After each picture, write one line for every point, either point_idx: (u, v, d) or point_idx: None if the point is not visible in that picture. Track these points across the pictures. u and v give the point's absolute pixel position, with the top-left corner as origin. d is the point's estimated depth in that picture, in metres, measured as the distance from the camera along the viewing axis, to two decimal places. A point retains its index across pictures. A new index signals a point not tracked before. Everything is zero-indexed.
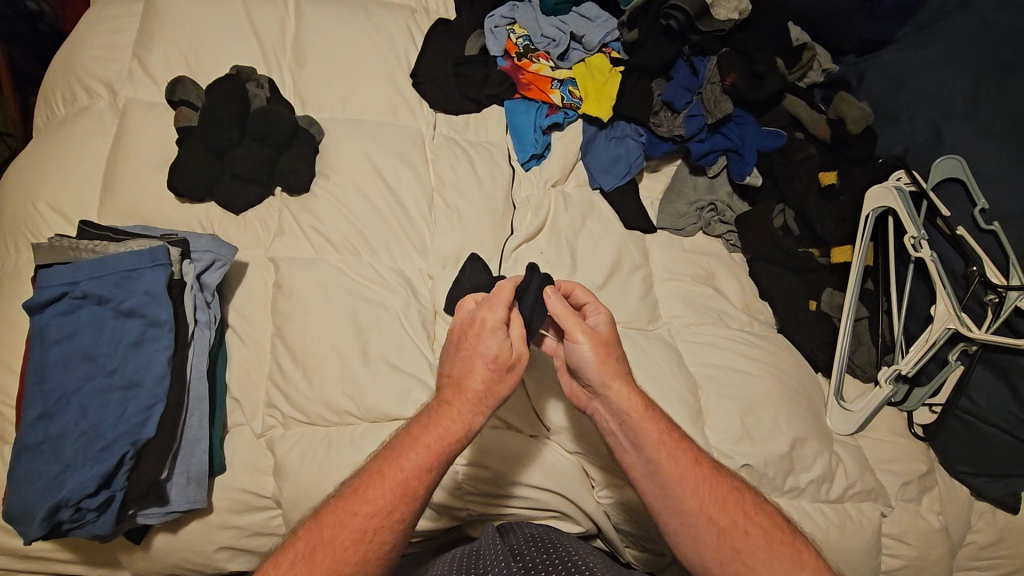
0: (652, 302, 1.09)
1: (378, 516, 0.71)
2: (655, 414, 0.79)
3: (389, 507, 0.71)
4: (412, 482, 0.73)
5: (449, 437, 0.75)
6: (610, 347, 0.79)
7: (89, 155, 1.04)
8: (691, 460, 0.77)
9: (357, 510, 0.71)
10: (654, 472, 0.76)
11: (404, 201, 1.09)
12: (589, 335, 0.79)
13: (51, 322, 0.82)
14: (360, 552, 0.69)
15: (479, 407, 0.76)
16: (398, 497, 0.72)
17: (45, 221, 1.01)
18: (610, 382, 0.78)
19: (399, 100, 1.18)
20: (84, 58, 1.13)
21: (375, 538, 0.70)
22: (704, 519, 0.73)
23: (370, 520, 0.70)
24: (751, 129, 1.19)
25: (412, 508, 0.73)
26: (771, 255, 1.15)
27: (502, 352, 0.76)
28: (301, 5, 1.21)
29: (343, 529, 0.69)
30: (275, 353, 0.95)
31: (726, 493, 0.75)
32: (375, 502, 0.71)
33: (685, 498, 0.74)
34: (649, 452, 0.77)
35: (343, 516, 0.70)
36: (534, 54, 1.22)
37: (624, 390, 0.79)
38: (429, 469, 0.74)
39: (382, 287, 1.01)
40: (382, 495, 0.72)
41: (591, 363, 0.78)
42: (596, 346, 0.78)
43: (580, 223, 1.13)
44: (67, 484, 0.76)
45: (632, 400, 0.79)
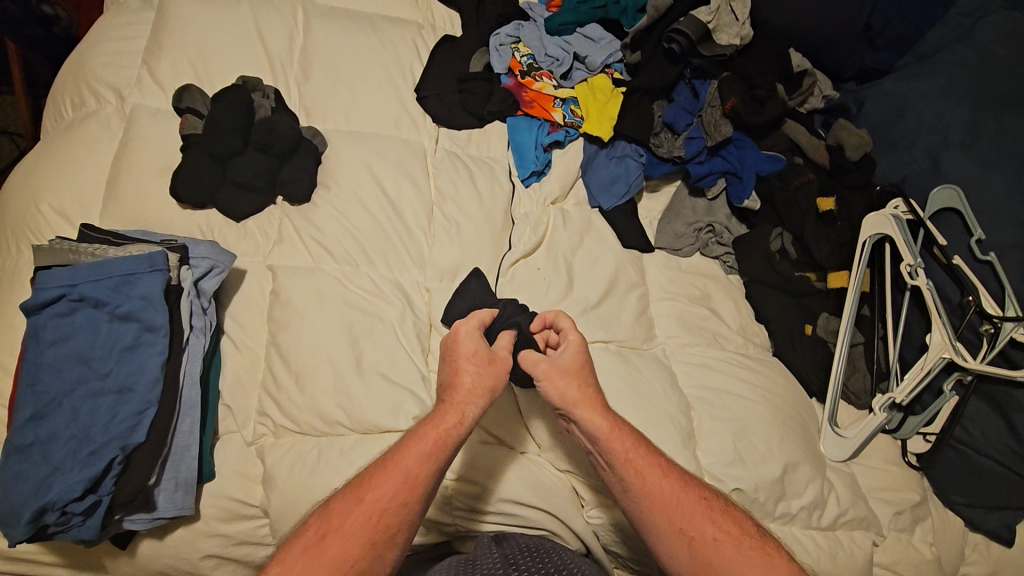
0: (647, 322, 1.09)
1: (383, 501, 0.72)
2: (626, 434, 0.82)
3: (393, 491, 0.73)
4: (416, 471, 0.75)
5: (451, 427, 0.79)
6: (578, 374, 0.86)
7: (94, 159, 1.06)
8: (661, 473, 0.80)
9: (363, 496, 0.72)
10: (627, 490, 0.80)
11: (403, 212, 1.10)
12: (546, 364, 0.86)
13: (47, 324, 0.83)
14: (365, 537, 0.70)
15: (470, 397, 0.82)
16: (401, 482, 0.74)
17: (47, 223, 1.02)
18: (577, 405, 0.83)
19: (403, 114, 1.20)
20: (95, 63, 1.15)
21: (383, 520, 0.71)
22: (676, 531, 0.76)
23: (374, 507, 0.72)
24: (751, 153, 1.20)
25: (417, 496, 0.74)
26: (767, 278, 1.15)
27: (480, 349, 0.85)
28: (310, 18, 1.24)
29: (352, 514, 0.71)
30: (270, 362, 0.95)
31: (694, 505, 0.77)
32: (379, 490, 0.73)
33: (654, 510, 0.77)
34: (620, 469, 0.80)
35: (349, 507, 0.71)
36: (537, 73, 1.24)
37: (592, 413, 0.83)
38: (434, 458, 0.77)
39: (379, 298, 1.01)
40: (387, 483, 0.74)
41: (552, 389, 0.85)
42: (563, 375, 0.85)
43: (578, 241, 1.14)
44: (54, 487, 0.76)
45: (601, 422, 0.82)
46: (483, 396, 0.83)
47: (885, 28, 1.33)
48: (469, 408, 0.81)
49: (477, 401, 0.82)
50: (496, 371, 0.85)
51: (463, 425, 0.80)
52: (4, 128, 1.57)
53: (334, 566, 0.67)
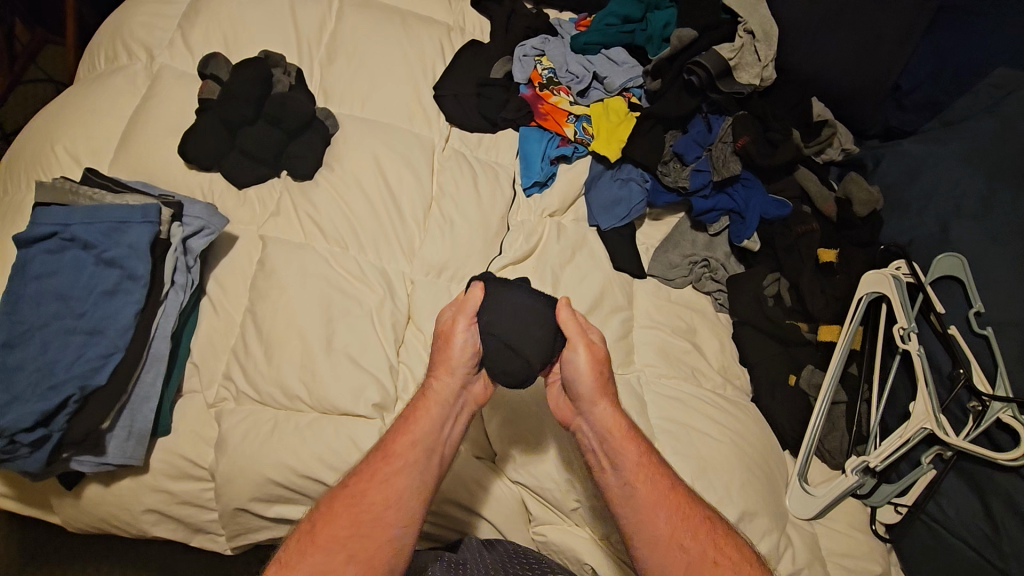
0: (627, 346, 1.07)
1: (365, 482, 0.77)
2: (637, 438, 0.84)
3: (372, 471, 0.78)
4: (392, 447, 0.80)
5: (423, 403, 0.83)
6: (603, 365, 0.84)
7: (115, 110, 1.10)
8: (666, 485, 0.81)
9: (347, 483, 0.78)
10: (629, 494, 0.80)
11: (400, 203, 1.11)
12: (573, 337, 0.84)
13: (36, 258, 0.86)
14: (351, 517, 0.75)
15: (439, 369, 0.83)
16: (378, 459, 0.79)
17: (58, 164, 1.05)
18: (596, 401, 0.83)
19: (417, 110, 1.22)
20: (133, 21, 1.20)
21: (365, 501, 0.76)
22: (675, 544, 0.77)
23: (356, 489, 0.77)
24: (757, 194, 1.18)
25: (399, 471, 0.78)
26: (756, 321, 1.13)
27: (449, 321, 0.84)
28: (344, 7, 1.28)
29: (336, 500, 0.77)
30: (244, 329, 0.96)
31: (697, 522, 0.78)
32: (363, 473, 0.78)
33: (656, 520, 0.78)
34: (625, 472, 0.81)
35: (336, 495, 0.77)
36: (556, 87, 1.26)
37: (609, 410, 0.84)
38: (406, 433, 0.81)
39: (362, 283, 1.02)
40: (367, 467, 0.79)
41: (577, 374, 0.83)
42: (592, 361, 0.83)
43: (569, 256, 1.12)
44: (9, 415, 0.77)
45: (616, 421, 0.83)
46: (443, 369, 0.83)
47: (913, 90, 1.31)
48: (438, 383, 0.83)
49: (443, 377, 0.83)
50: (450, 340, 0.83)
51: (433, 397, 0.82)
52: (50, 75, 1.70)
53: (322, 549, 0.72)
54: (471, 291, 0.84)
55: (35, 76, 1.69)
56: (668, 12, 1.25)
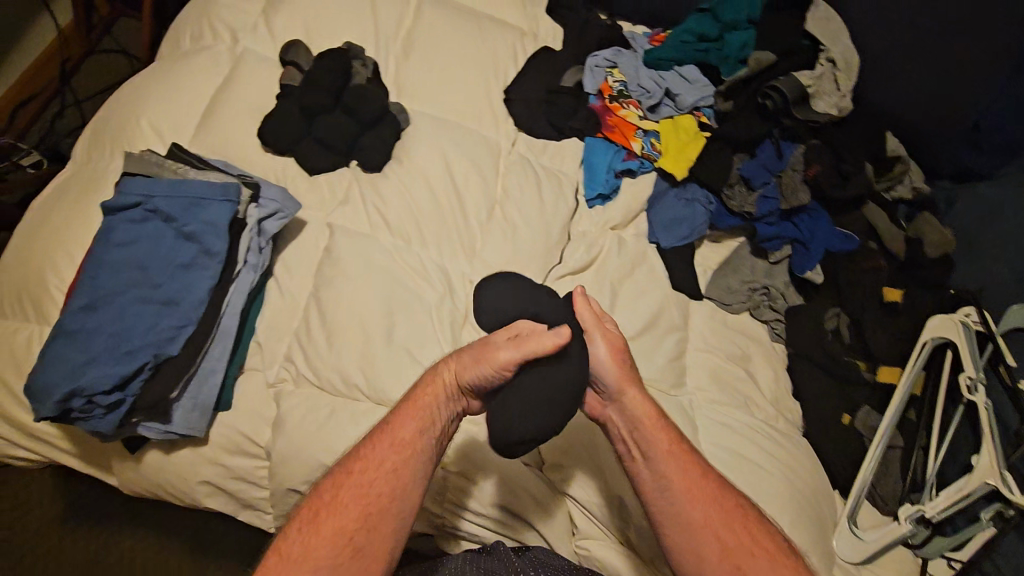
0: (681, 367, 1.05)
1: (373, 471, 0.76)
2: (667, 426, 0.83)
3: (380, 459, 0.76)
4: (403, 437, 0.78)
5: (430, 392, 0.81)
6: (623, 353, 0.85)
7: (198, 89, 1.13)
8: (700, 476, 0.80)
9: (351, 471, 0.76)
10: (661, 483, 0.79)
11: (465, 203, 1.12)
12: (592, 330, 0.85)
13: (120, 226, 0.89)
14: (359, 508, 0.74)
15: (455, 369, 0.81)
16: (387, 446, 0.77)
17: (142, 136, 1.09)
18: (624, 389, 0.83)
19: (486, 111, 1.23)
20: (220, 4, 1.23)
21: (371, 492, 0.74)
22: (711, 535, 0.76)
23: (364, 477, 0.75)
24: (824, 226, 1.16)
25: (408, 463, 0.76)
26: (813, 354, 1.11)
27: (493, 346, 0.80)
28: (422, 4, 1.29)
29: (342, 487, 0.75)
30: (307, 314, 0.98)
31: (735, 513, 0.77)
32: (370, 460, 0.76)
33: (691, 511, 0.77)
34: (656, 460, 0.80)
35: (339, 480, 0.76)
36: (625, 100, 1.25)
37: (639, 397, 0.83)
38: (415, 419, 0.79)
39: (424, 279, 1.03)
40: (372, 453, 0.77)
41: (600, 360, 0.84)
42: (611, 349, 0.85)
43: (629, 271, 1.11)
44: (85, 376, 0.80)
45: (644, 407, 0.83)
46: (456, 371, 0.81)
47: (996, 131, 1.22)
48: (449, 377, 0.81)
49: (449, 370, 0.81)
50: (485, 360, 0.78)
51: (441, 386, 0.82)
52: (125, 49, 1.86)
53: (329, 540, 0.71)
54: (546, 338, 0.78)
55: (111, 47, 1.85)
56: (746, 32, 1.22)
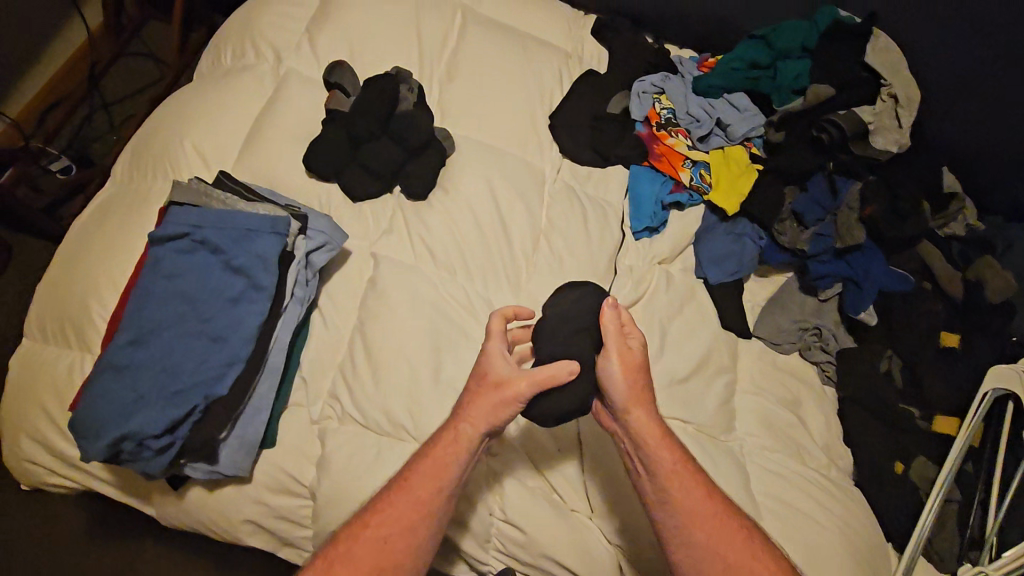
0: (730, 411, 1.03)
1: (389, 526, 0.78)
2: (673, 443, 0.83)
3: (399, 516, 0.78)
4: (423, 495, 0.80)
5: (451, 446, 0.81)
6: (637, 374, 0.83)
7: (241, 111, 1.11)
8: (703, 494, 0.81)
9: (367, 524, 0.78)
10: (665, 501, 0.81)
11: (511, 234, 1.09)
12: (608, 347, 0.83)
13: (167, 258, 0.87)
14: (373, 559, 0.76)
15: (466, 418, 0.82)
16: (407, 505, 0.79)
17: (186, 160, 1.07)
18: (631, 408, 0.82)
19: (531, 138, 1.20)
20: (263, 21, 1.21)
21: (387, 545, 0.77)
22: (713, 552, 0.78)
23: (379, 530, 0.78)
24: (879, 265, 1.12)
25: (427, 519, 0.79)
26: (865, 400, 1.08)
27: (503, 379, 0.82)
28: (466, 24, 1.26)
29: (356, 541, 0.77)
30: (352, 348, 0.96)
31: (733, 528, 0.80)
32: (386, 513, 0.79)
33: (695, 528, 0.79)
34: (661, 478, 0.81)
35: (356, 533, 0.78)
36: (674, 128, 1.22)
37: (646, 416, 0.83)
38: (434, 479, 0.80)
39: (470, 314, 1.01)
40: (391, 508, 0.79)
41: (613, 379, 0.83)
42: (625, 370, 0.83)
43: (678, 308, 1.08)
44: (135, 418, 0.79)
45: (651, 426, 0.83)
46: (477, 422, 0.81)
47: None
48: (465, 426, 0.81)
49: (471, 425, 0.81)
50: (504, 407, 0.81)
51: (461, 446, 0.81)
52: (154, 53, 1.84)
53: None
54: (561, 371, 0.81)
55: (140, 51, 1.83)
56: (802, 62, 1.18)
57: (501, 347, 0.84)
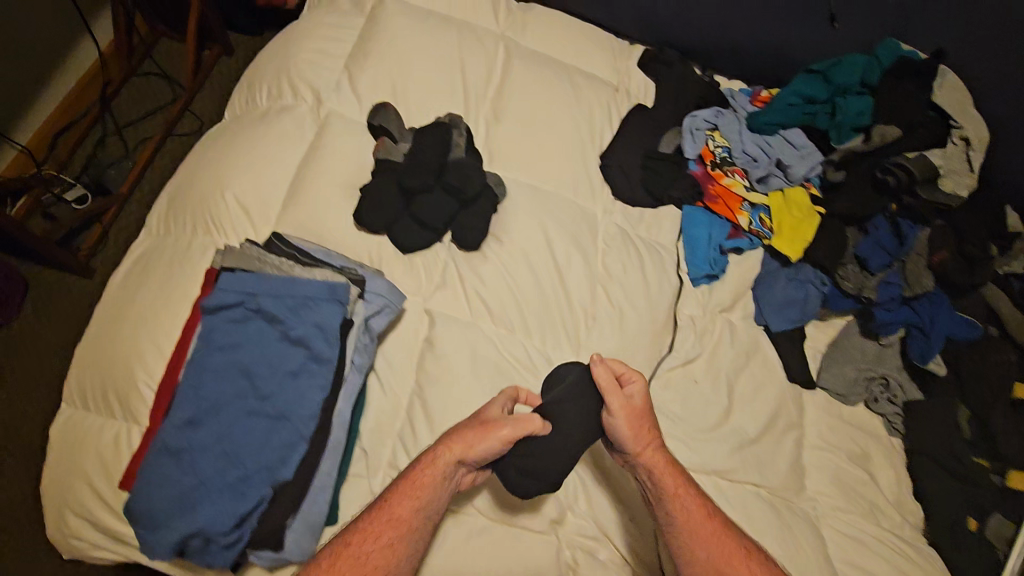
0: (801, 471, 0.99)
1: (370, 543, 0.76)
2: (678, 472, 0.85)
3: (378, 533, 0.77)
4: (400, 514, 0.78)
5: (429, 468, 0.80)
6: (640, 416, 0.86)
7: (283, 157, 1.05)
8: (704, 517, 0.83)
9: (350, 541, 0.77)
10: (667, 524, 0.82)
11: (567, 285, 1.05)
12: (610, 400, 0.86)
13: (221, 328, 0.83)
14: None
15: (448, 444, 0.81)
16: (385, 524, 0.77)
17: (227, 213, 1.01)
18: (634, 443, 0.85)
19: (583, 179, 1.15)
20: (299, 58, 1.14)
21: (367, 562, 0.75)
22: (715, 571, 0.80)
23: (361, 549, 0.76)
24: (945, 312, 1.09)
25: (404, 538, 0.77)
26: (937, 453, 1.04)
27: (489, 417, 0.84)
28: (511, 58, 1.21)
29: (339, 558, 0.75)
30: (411, 415, 0.92)
31: (732, 550, 0.81)
32: (368, 531, 0.77)
33: (695, 548, 0.81)
34: (664, 503, 0.83)
35: (338, 551, 0.76)
36: (730, 168, 1.18)
37: (653, 450, 0.85)
38: (412, 498, 0.79)
39: (532, 374, 0.98)
40: (372, 525, 0.77)
41: (615, 425, 0.85)
42: (625, 409, 0.86)
43: (743, 362, 1.05)
44: (201, 509, 0.75)
45: (655, 457, 0.85)
46: (457, 448, 0.81)
47: None
48: (448, 450, 0.81)
49: (452, 449, 0.81)
50: (483, 436, 0.81)
51: (437, 467, 0.80)
52: (166, 72, 1.74)
53: None
54: (534, 419, 0.84)
55: (152, 70, 1.73)
56: (863, 99, 1.13)
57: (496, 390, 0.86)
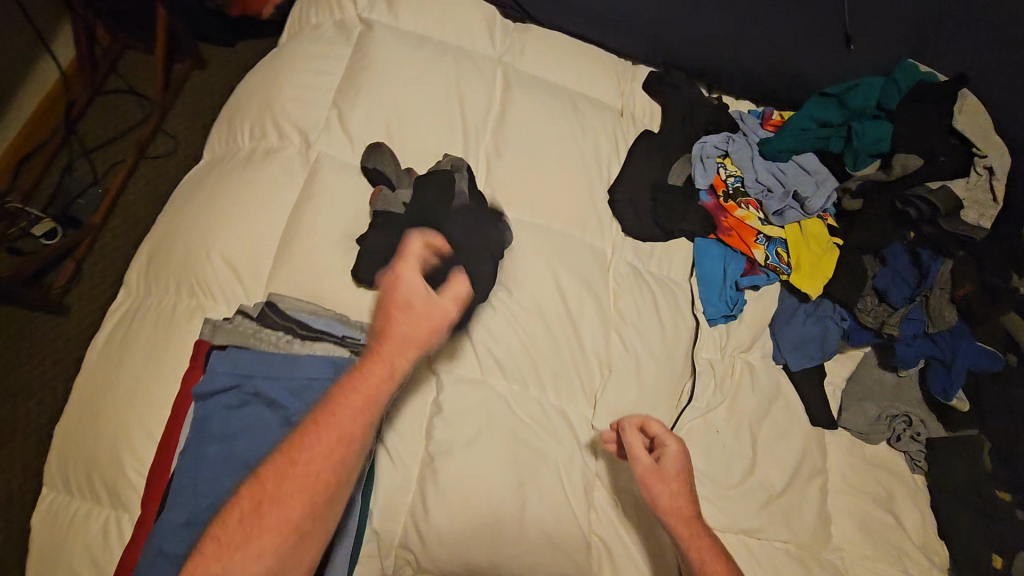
0: (827, 520, 0.97)
1: (318, 460, 0.64)
2: (708, 546, 0.81)
3: (327, 449, 0.65)
4: (351, 428, 0.67)
5: (375, 369, 0.69)
6: (666, 480, 0.83)
7: (272, 209, 0.97)
8: None
9: (295, 460, 0.64)
10: None
11: (581, 334, 1.00)
12: (635, 460, 0.84)
13: (215, 415, 0.77)
14: (305, 497, 0.63)
15: (392, 336, 0.71)
16: (337, 440, 0.65)
17: (214, 274, 0.93)
18: (661, 511, 0.82)
19: (592, 215, 1.09)
20: (283, 94, 1.05)
21: (320, 482, 0.64)
22: None
23: (308, 470, 0.64)
24: (967, 345, 1.06)
25: (353, 453, 0.67)
26: (960, 490, 1.03)
27: (423, 304, 0.72)
28: (511, 86, 1.13)
29: (285, 480, 0.63)
30: (422, 488, 0.86)
31: None
32: (314, 449, 0.65)
33: None
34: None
35: (282, 471, 0.63)
36: (743, 199, 1.13)
37: (680, 518, 0.82)
38: (365, 410, 0.68)
39: (550, 434, 0.93)
40: (320, 441, 0.65)
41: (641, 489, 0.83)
42: (650, 473, 0.83)
43: (765, 409, 1.02)
44: None
45: (682, 527, 0.82)
46: (404, 342, 0.71)
47: None
48: (394, 348, 0.70)
49: (394, 342, 0.71)
50: (424, 321, 0.72)
51: (386, 364, 0.70)
52: (136, 88, 1.61)
53: (275, 532, 0.61)
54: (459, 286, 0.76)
55: (121, 86, 1.60)
56: (881, 126, 1.09)
57: (418, 249, 0.76)
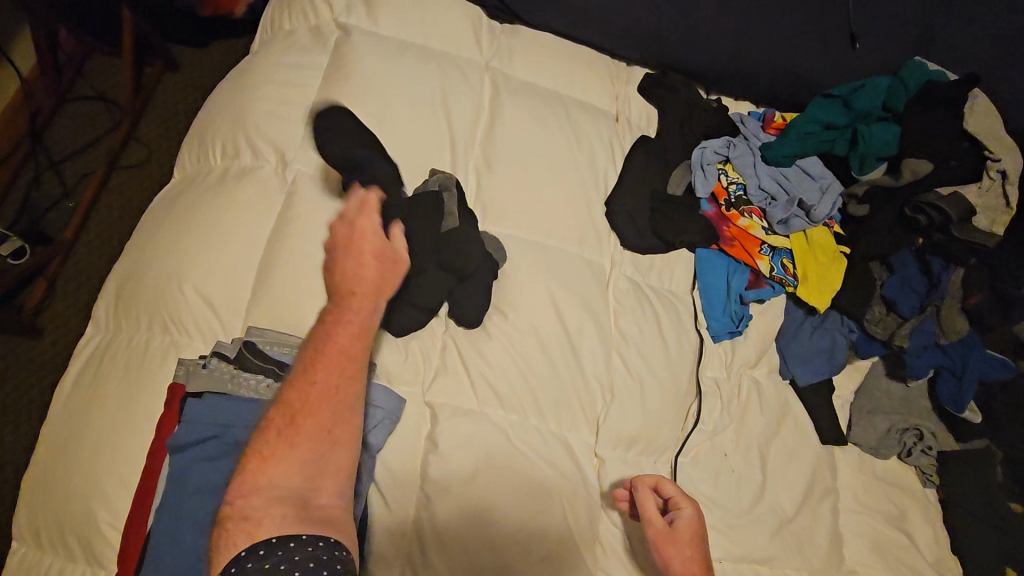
0: (840, 543, 0.94)
1: (337, 371, 0.60)
2: None
3: (343, 359, 0.60)
4: (357, 342, 0.62)
5: (359, 280, 0.63)
6: (680, 544, 0.81)
7: (248, 235, 0.91)
8: None
9: (314, 374, 0.59)
10: None
11: (582, 357, 0.95)
12: (649, 521, 0.82)
13: (193, 468, 0.73)
14: (335, 406, 0.59)
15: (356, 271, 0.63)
16: (348, 347, 0.61)
17: (187, 308, 0.87)
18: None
19: (590, 229, 1.03)
20: (256, 110, 0.98)
21: (344, 391, 0.60)
22: None
23: (330, 380, 0.59)
24: (977, 354, 1.02)
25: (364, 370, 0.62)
26: (972, 505, 1.00)
27: (379, 247, 0.65)
28: (500, 93, 1.07)
29: (309, 393, 0.58)
30: (420, 532, 0.80)
31: None
32: (330, 363, 0.60)
33: None
34: None
35: (304, 384, 0.59)
36: (746, 208, 1.07)
37: None
38: (364, 324, 0.63)
39: (552, 466, 0.88)
40: (332, 353, 0.60)
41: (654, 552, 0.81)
42: (664, 535, 0.81)
43: (774, 429, 0.99)
44: None
45: None
46: (372, 265, 0.64)
47: None
48: (367, 265, 0.64)
49: (368, 264, 0.63)
50: (388, 270, 0.65)
51: (369, 276, 0.64)
52: (105, 95, 1.51)
53: (312, 442, 0.57)
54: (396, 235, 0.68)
55: (88, 93, 1.50)
56: (889, 128, 1.05)
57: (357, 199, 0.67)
